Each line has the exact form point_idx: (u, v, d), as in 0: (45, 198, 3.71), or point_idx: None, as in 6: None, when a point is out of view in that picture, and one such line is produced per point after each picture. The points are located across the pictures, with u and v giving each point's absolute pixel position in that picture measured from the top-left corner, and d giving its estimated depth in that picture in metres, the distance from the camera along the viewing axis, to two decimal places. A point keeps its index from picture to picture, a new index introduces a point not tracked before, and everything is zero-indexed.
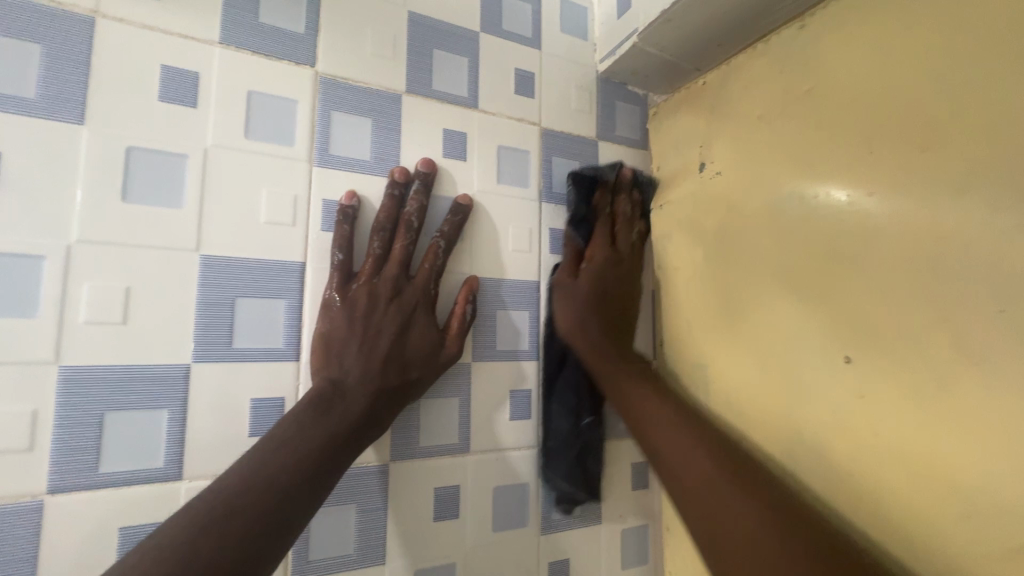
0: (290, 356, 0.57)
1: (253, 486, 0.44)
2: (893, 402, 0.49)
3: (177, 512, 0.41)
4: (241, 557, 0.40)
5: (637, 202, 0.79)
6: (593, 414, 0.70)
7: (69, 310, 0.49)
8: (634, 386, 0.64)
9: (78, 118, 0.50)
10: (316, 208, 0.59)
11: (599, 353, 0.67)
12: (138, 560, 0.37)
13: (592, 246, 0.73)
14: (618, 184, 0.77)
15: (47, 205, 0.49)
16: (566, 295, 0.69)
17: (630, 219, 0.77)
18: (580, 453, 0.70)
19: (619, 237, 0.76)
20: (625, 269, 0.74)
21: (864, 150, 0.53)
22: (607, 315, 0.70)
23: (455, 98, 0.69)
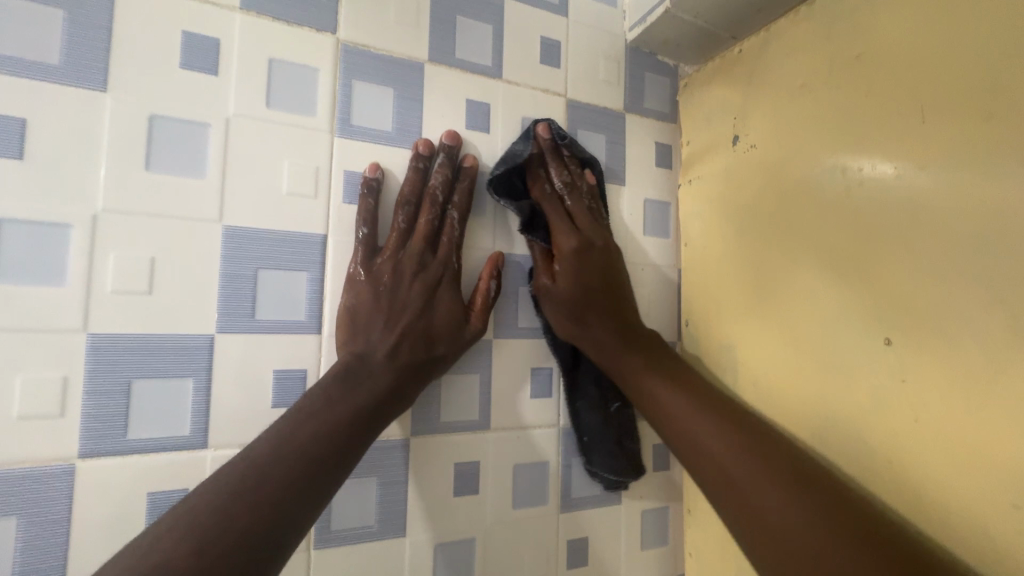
0: (312, 329, 0.57)
1: (283, 456, 0.45)
2: (938, 386, 0.47)
3: (209, 479, 0.42)
4: (272, 524, 0.41)
5: (572, 156, 0.67)
6: (619, 398, 0.70)
7: (95, 278, 0.49)
8: (639, 374, 0.62)
9: (101, 85, 0.50)
10: (338, 180, 0.58)
11: (601, 347, 0.64)
12: (173, 524, 0.38)
13: (557, 235, 0.64)
14: (540, 153, 0.67)
15: (72, 173, 0.49)
16: (555, 300, 0.64)
17: (578, 185, 0.67)
18: (619, 437, 0.69)
19: (578, 216, 0.65)
20: (602, 250, 0.64)
21: (917, 119, 0.49)
22: (598, 309, 0.63)
23: (479, 67, 0.66)
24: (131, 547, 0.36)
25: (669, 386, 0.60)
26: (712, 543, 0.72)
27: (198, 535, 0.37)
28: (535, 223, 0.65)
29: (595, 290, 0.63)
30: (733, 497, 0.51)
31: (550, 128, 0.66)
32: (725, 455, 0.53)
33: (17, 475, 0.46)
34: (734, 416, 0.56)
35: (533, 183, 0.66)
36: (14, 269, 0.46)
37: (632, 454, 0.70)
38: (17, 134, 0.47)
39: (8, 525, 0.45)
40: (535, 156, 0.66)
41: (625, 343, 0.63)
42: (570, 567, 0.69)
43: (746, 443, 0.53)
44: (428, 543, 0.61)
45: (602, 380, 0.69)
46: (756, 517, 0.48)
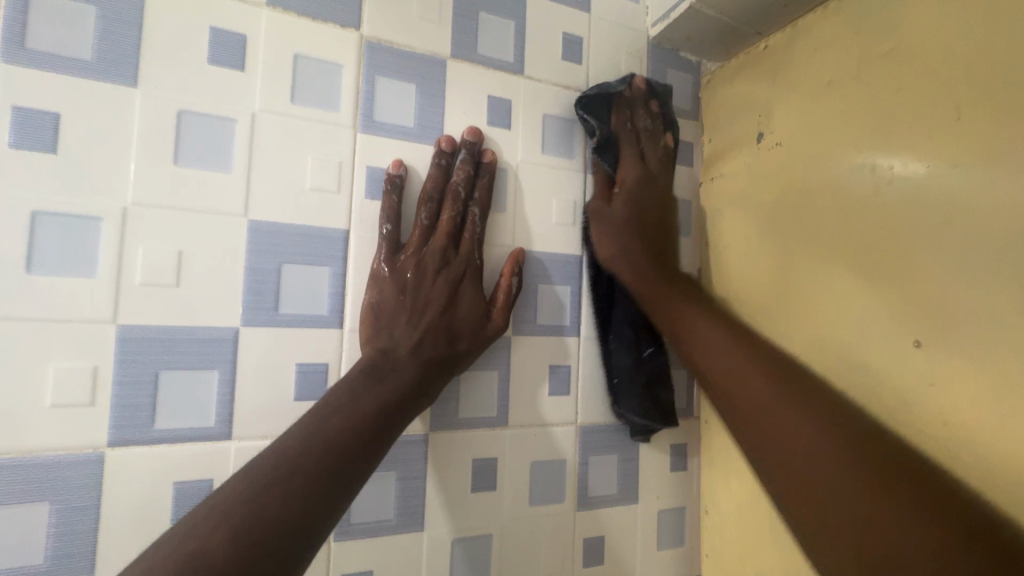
0: (334, 323, 0.57)
1: (311, 448, 0.45)
2: (969, 390, 0.45)
3: (239, 471, 0.42)
4: (303, 514, 0.41)
5: (660, 110, 0.73)
6: (652, 344, 0.70)
7: (125, 271, 0.50)
8: (683, 307, 0.66)
9: (132, 80, 0.51)
10: (360, 175, 0.59)
11: (639, 273, 0.68)
12: (207, 514, 0.38)
13: (625, 168, 0.70)
14: (632, 98, 0.71)
15: (103, 167, 0.49)
16: (603, 224, 0.68)
17: (656, 134, 0.72)
18: (649, 384, 0.69)
19: (648, 156, 0.71)
20: (662, 187, 0.72)
21: (951, 116, 0.48)
22: (648, 240, 0.70)
23: (501, 63, 0.66)
24: (165, 539, 0.37)
25: (719, 329, 0.64)
26: (729, 545, 0.71)
27: (231, 524, 0.38)
28: (608, 142, 0.70)
29: (648, 215, 0.70)
30: (772, 439, 0.55)
31: (648, 81, 0.72)
32: (774, 406, 0.56)
33: (49, 461, 0.47)
34: (790, 369, 0.59)
35: (614, 112, 0.71)
36: (47, 260, 0.47)
37: (661, 403, 0.70)
38: (51, 128, 0.48)
39: (40, 510, 0.46)
40: (628, 97, 0.71)
41: (674, 288, 0.68)
42: (586, 566, 0.68)
43: (793, 399, 0.56)
44: (446, 538, 0.61)
45: (637, 321, 0.70)
46: (801, 463, 0.52)
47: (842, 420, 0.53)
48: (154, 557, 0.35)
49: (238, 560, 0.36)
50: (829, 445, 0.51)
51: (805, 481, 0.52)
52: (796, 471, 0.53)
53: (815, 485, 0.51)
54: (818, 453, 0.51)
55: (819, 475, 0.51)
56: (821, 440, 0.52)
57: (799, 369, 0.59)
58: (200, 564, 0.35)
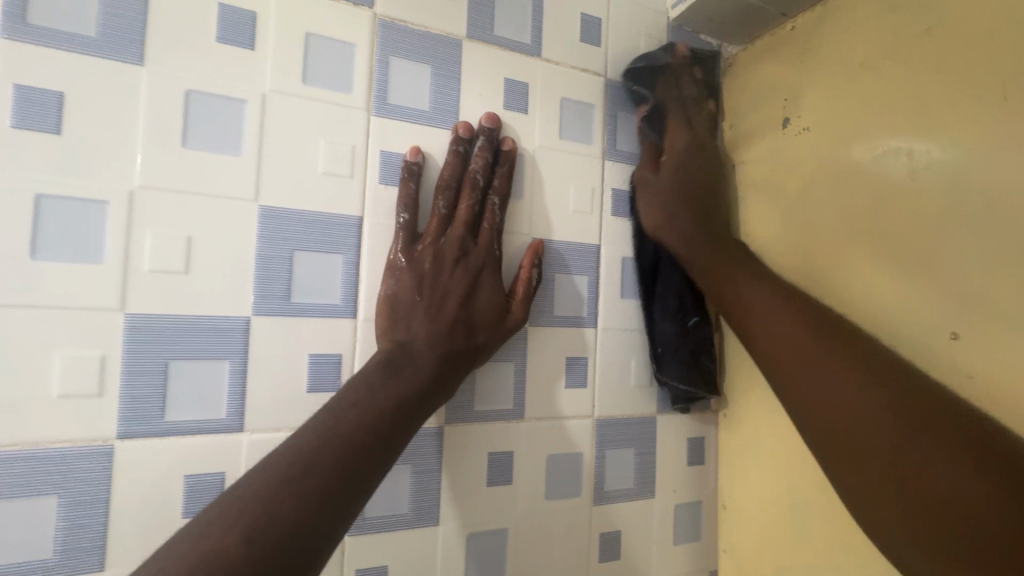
0: (348, 312, 0.55)
1: (328, 444, 0.44)
2: (1011, 383, 0.44)
3: (255, 467, 0.41)
4: (320, 513, 0.40)
5: (702, 79, 0.73)
6: (697, 314, 0.69)
7: (133, 257, 0.48)
8: (726, 269, 0.62)
9: (138, 58, 0.48)
10: (374, 160, 0.57)
11: (688, 240, 0.64)
12: (222, 512, 0.37)
13: (671, 134, 0.69)
14: (678, 70, 0.71)
15: (109, 149, 0.48)
16: (652, 194, 0.67)
17: (692, 93, 0.71)
18: (694, 351, 0.68)
19: (693, 120, 0.71)
20: (709, 154, 0.71)
21: (996, 97, 0.46)
22: (691, 199, 0.66)
23: (518, 44, 0.64)
24: (179, 538, 0.35)
25: (756, 278, 0.61)
26: (748, 540, 0.70)
27: (247, 523, 0.37)
28: (655, 114, 0.69)
29: (694, 185, 0.67)
30: (817, 397, 0.52)
31: (688, 49, 0.71)
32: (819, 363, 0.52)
33: (58, 454, 0.45)
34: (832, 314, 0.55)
35: (659, 84, 0.69)
36: (52, 247, 0.46)
37: (705, 371, 0.69)
38: (55, 108, 0.46)
39: (48, 504, 0.45)
40: (674, 68, 0.70)
41: (713, 242, 0.64)
42: (602, 561, 0.67)
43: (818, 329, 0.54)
44: (462, 533, 0.60)
45: (682, 287, 0.68)
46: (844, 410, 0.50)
47: (896, 376, 0.49)
48: (169, 557, 0.34)
49: (255, 563, 0.35)
50: (868, 396, 0.49)
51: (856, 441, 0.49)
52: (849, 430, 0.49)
53: (866, 448, 0.48)
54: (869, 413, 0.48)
55: (847, 417, 0.49)
56: (861, 388, 0.49)
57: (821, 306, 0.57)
58: (214, 567, 0.34)
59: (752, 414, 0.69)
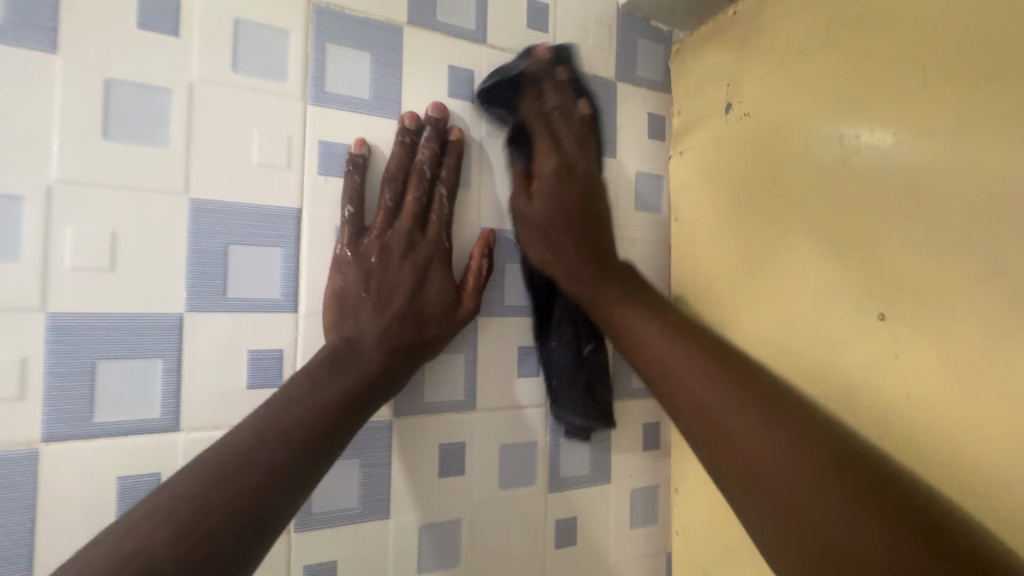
0: (288, 307, 0.54)
1: (267, 441, 0.43)
2: (932, 362, 0.45)
3: (188, 464, 0.40)
4: (257, 510, 0.39)
5: (569, 79, 0.64)
6: (593, 339, 0.67)
7: (53, 255, 0.46)
8: (619, 303, 0.60)
9: (51, 47, 0.46)
10: (311, 151, 0.55)
11: (573, 274, 0.61)
12: (149, 512, 0.36)
13: (540, 156, 0.63)
14: (538, 73, 0.62)
15: (22, 142, 0.45)
16: (532, 227, 0.62)
17: (561, 125, 0.63)
18: (590, 382, 0.67)
19: (565, 138, 0.64)
20: (580, 180, 0.63)
21: (918, 81, 0.47)
22: (575, 228, 0.62)
23: (461, 31, 0.63)
24: (102, 538, 0.34)
25: (646, 313, 0.59)
26: (700, 521, 0.71)
27: (175, 522, 0.36)
28: (520, 136, 0.64)
29: (570, 212, 0.62)
30: (714, 435, 0.50)
31: (550, 49, 0.62)
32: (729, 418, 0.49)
33: None
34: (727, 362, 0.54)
35: (523, 101, 0.63)
36: None
37: (601, 400, 0.67)
38: None
39: None
40: (532, 74, 0.62)
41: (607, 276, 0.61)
42: (558, 547, 0.68)
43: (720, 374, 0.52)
44: (414, 525, 0.60)
45: (579, 316, 0.66)
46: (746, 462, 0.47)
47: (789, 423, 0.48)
48: (92, 558, 0.33)
49: (183, 560, 0.34)
50: (770, 445, 0.46)
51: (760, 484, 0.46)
52: (748, 472, 0.47)
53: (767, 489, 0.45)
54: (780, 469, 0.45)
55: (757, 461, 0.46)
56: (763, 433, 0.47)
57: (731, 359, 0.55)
58: (141, 566, 0.33)
59: None
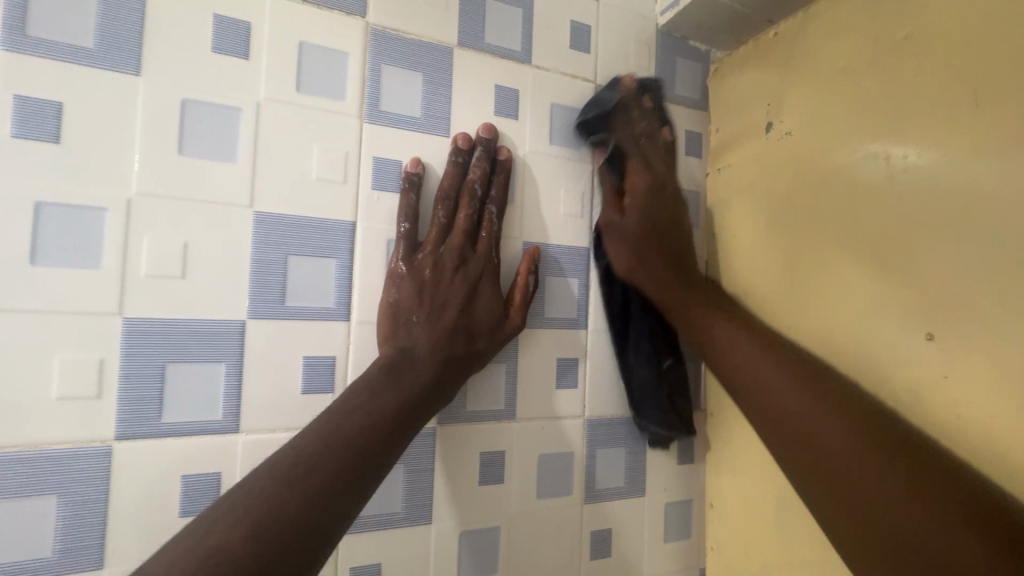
0: (341, 315, 0.56)
1: (331, 446, 0.45)
2: (983, 382, 0.45)
3: (260, 467, 0.42)
4: (323, 514, 0.41)
5: (654, 106, 0.70)
6: (671, 355, 0.70)
7: (130, 262, 0.49)
8: (705, 317, 0.67)
9: (135, 69, 0.50)
10: (366, 165, 0.58)
11: (664, 287, 0.68)
12: (230, 508, 0.38)
13: (631, 177, 0.68)
14: (626, 101, 0.68)
15: (106, 157, 0.49)
16: (623, 237, 0.68)
17: (655, 135, 0.70)
18: (671, 394, 0.70)
19: (653, 159, 0.70)
20: (670, 193, 0.71)
21: (969, 102, 0.47)
22: (663, 239, 0.69)
23: (508, 51, 0.65)
24: (187, 533, 0.36)
25: (750, 342, 0.63)
26: (735, 537, 0.71)
27: (253, 520, 0.38)
28: (614, 155, 0.68)
29: (660, 222, 0.70)
30: (781, 431, 0.57)
31: (637, 79, 0.69)
32: (809, 420, 0.55)
33: (57, 455, 0.46)
34: (814, 366, 0.59)
35: (615, 127, 0.68)
36: (51, 253, 0.47)
37: (682, 411, 0.71)
38: (54, 117, 0.47)
39: (49, 504, 0.46)
40: (621, 102, 0.68)
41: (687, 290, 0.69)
42: (592, 559, 0.68)
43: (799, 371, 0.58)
44: (454, 532, 0.61)
45: (654, 335, 0.69)
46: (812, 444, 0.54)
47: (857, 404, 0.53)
48: (180, 548, 0.35)
49: (262, 555, 0.36)
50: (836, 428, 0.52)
51: (828, 471, 0.52)
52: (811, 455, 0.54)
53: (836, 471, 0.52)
54: (865, 481, 0.49)
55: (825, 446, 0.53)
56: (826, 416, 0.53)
57: (823, 368, 0.58)
58: (225, 559, 0.35)
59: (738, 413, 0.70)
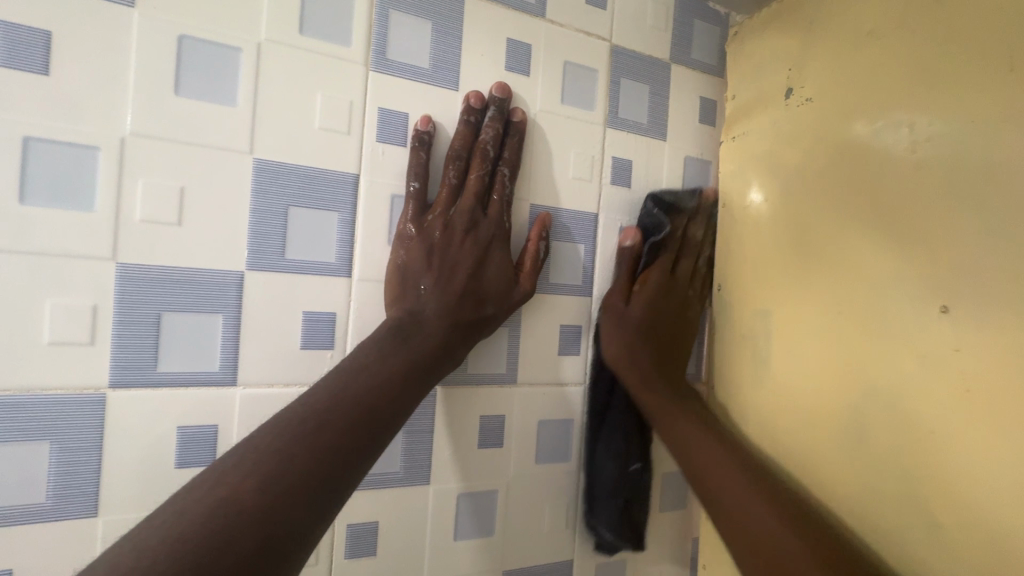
0: (343, 272, 0.55)
1: (340, 404, 0.44)
2: (995, 356, 0.44)
3: (270, 420, 0.41)
4: (334, 472, 0.40)
5: (714, 225, 0.74)
6: (641, 460, 0.69)
7: (124, 206, 0.47)
8: (688, 424, 0.64)
9: (129, 0, 0.47)
10: (371, 117, 0.56)
11: (647, 381, 0.66)
12: (238, 461, 0.38)
13: (651, 269, 0.69)
14: (699, 203, 0.73)
15: (98, 94, 0.46)
16: (616, 316, 0.66)
17: (693, 238, 0.73)
18: (627, 500, 0.68)
19: (694, 228, 0.73)
20: (677, 297, 0.71)
21: (1004, 67, 0.45)
22: (656, 341, 0.68)
23: (521, 3, 0.62)
24: (196, 484, 0.36)
25: (720, 449, 0.63)
26: None
27: (261, 474, 0.37)
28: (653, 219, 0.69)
29: (663, 325, 0.69)
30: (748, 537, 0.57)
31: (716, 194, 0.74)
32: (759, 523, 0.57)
33: (50, 401, 0.45)
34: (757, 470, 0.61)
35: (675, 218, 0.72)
36: (41, 192, 0.45)
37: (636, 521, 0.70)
38: (43, 47, 0.45)
39: (41, 450, 0.45)
40: (693, 207, 0.73)
41: (677, 399, 0.66)
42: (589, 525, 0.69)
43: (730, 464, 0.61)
44: (452, 493, 0.61)
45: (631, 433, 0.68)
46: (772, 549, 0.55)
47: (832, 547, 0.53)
48: (186, 500, 0.35)
49: (272, 510, 0.35)
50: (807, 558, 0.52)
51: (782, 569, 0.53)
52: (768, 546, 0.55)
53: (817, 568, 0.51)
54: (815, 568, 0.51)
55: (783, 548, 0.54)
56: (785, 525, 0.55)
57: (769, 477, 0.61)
58: (234, 512, 0.34)
59: (741, 385, 0.69)
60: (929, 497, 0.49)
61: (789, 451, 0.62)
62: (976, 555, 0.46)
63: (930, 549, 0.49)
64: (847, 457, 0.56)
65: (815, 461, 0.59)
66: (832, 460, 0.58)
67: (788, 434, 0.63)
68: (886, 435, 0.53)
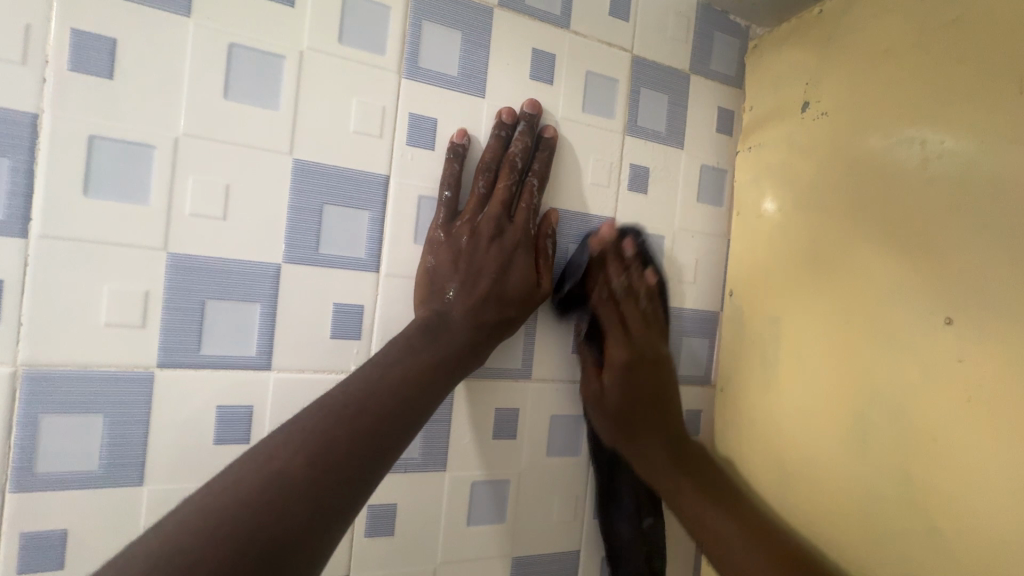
0: (371, 267, 0.58)
1: (377, 392, 0.47)
2: (994, 366, 0.46)
3: (314, 402, 0.45)
4: (372, 453, 0.44)
5: (636, 253, 0.69)
6: (653, 515, 0.70)
7: (176, 200, 0.51)
8: (694, 501, 0.66)
9: (185, 10, 0.51)
10: (403, 122, 0.59)
11: (650, 463, 0.69)
12: (287, 438, 0.41)
13: (610, 349, 0.69)
14: (603, 254, 0.68)
15: (156, 97, 0.50)
16: (603, 410, 0.68)
17: (637, 287, 0.69)
18: (648, 556, 0.70)
19: (614, 277, 0.69)
20: (653, 359, 0.70)
21: (1012, 89, 0.47)
22: (641, 424, 0.69)
23: (547, 15, 0.65)
24: (250, 458, 0.39)
25: (718, 508, 0.65)
26: None
27: (308, 450, 0.40)
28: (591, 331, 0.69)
29: (643, 396, 0.69)
30: None
31: (613, 227, 0.66)
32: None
33: (104, 377, 0.49)
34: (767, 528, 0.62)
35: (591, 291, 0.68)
36: (102, 186, 0.49)
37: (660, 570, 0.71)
38: (109, 54, 0.49)
39: (94, 423, 0.49)
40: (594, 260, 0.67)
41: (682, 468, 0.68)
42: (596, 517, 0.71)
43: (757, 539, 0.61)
44: (467, 481, 0.64)
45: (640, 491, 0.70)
46: None
47: None
48: (243, 471, 0.38)
49: (315, 485, 0.39)
50: None
51: None
52: None
53: None
54: None
55: None
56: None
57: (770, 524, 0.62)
58: (285, 484, 0.38)
59: (748, 388, 0.71)
60: (926, 499, 0.51)
61: (794, 452, 0.64)
62: (968, 554, 0.48)
63: (926, 549, 0.51)
64: (849, 460, 0.58)
65: (818, 464, 0.61)
66: (835, 463, 0.59)
67: (793, 436, 0.64)
68: (887, 438, 0.54)
